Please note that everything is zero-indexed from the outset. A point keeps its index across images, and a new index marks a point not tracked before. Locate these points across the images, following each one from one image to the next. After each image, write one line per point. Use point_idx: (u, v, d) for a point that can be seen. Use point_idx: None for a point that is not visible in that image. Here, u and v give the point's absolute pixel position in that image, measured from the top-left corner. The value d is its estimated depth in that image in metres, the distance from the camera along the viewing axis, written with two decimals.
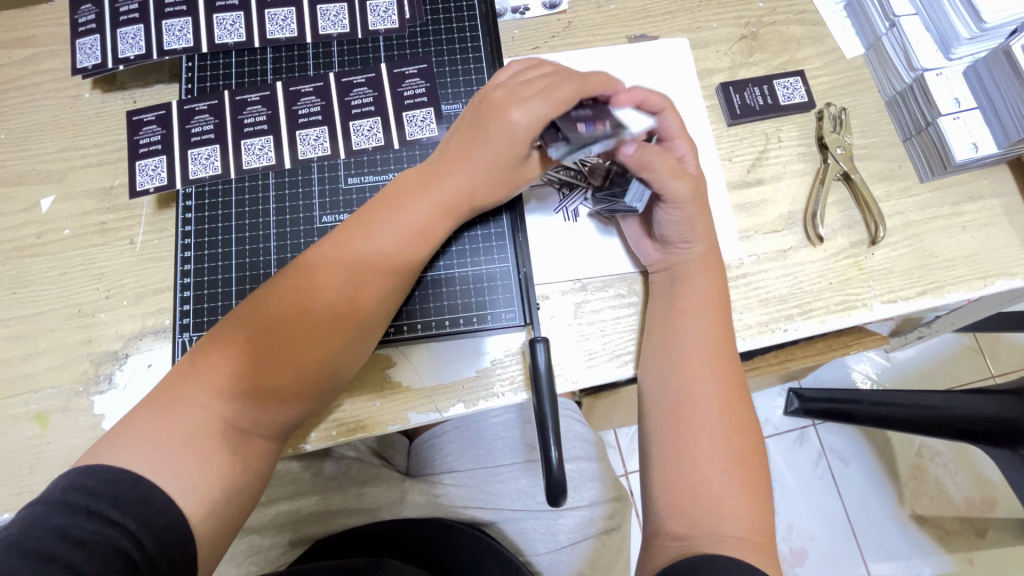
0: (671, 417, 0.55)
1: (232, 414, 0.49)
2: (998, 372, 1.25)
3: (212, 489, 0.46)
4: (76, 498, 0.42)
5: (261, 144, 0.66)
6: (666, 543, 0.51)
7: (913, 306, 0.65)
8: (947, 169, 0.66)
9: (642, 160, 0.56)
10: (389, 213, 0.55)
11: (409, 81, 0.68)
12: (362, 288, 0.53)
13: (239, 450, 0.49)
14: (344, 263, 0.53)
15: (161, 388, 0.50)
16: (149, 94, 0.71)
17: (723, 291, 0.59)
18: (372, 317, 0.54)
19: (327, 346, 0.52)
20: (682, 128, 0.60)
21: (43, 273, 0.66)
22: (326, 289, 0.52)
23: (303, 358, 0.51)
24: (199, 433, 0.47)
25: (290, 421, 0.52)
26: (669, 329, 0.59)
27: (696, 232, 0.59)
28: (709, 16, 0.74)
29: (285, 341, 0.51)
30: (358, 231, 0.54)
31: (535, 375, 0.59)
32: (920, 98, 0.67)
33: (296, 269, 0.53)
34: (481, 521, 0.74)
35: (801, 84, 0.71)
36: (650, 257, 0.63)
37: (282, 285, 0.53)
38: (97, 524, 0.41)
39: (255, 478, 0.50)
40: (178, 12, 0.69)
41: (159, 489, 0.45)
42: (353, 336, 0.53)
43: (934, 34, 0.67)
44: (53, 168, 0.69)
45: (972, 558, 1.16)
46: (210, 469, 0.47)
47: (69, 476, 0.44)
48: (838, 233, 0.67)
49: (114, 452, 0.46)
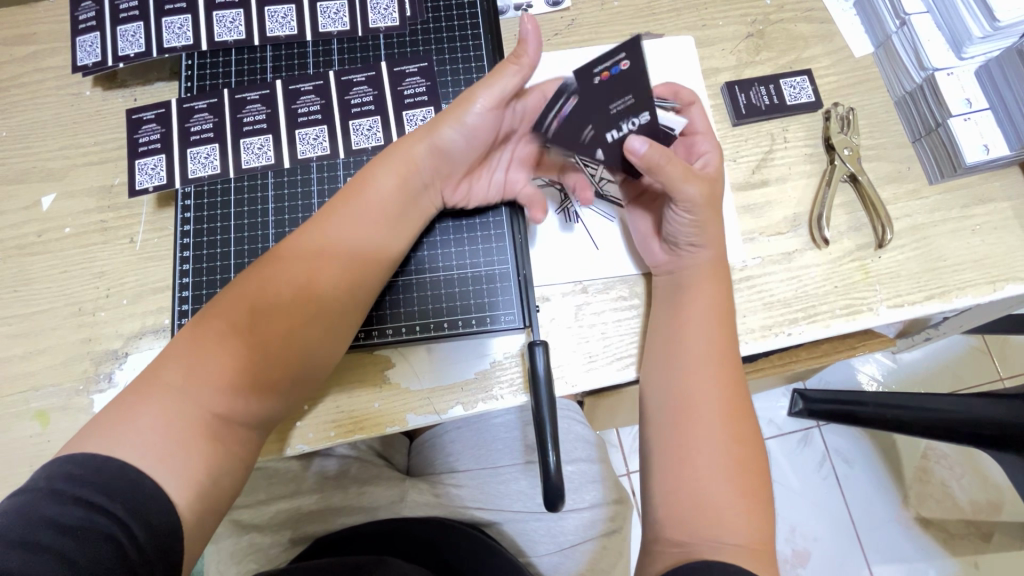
0: (670, 415, 0.54)
1: (213, 401, 0.48)
2: (1007, 374, 1.23)
3: (198, 475, 0.46)
4: (64, 486, 0.42)
5: (260, 143, 0.65)
6: (663, 549, 0.50)
7: (920, 311, 0.64)
8: (957, 172, 0.65)
9: (663, 155, 0.53)
10: (353, 188, 0.56)
11: (409, 80, 0.67)
12: (354, 275, 0.55)
13: (221, 437, 0.48)
14: (307, 239, 0.54)
15: (144, 375, 0.49)
16: (150, 92, 0.70)
17: (728, 294, 0.59)
18: (332, 295, 0.53)
19: (295, 327, 0.51)
20: (708, 128, 0.61)
21: (44, 271, 0.66)
22: (293, 263, 0.53)
23: (304, 345, 0.52)
24: (184, 418, 0.47)
25: (270, 412, 0.52)
26: (677, 333, 0.57)
27: (706, 235, 0.58)
28: (715, 14, 0.73)
29: (266, 321, 0.50)
30: (323, 215, 0.55)
31: (535, 378, 0.59)
32: (930, 99, 0.66)
33: (283, 261, 0.53)
34: (481, 521, 0.74)
35: (808, 84, 0.70)
36: (655, 258, 0.63)
37: (249, 270, 0.53)
38: (85, 511, 0.41)
39: (238, 466, 0.50)
40: (178, 9, 0.68)
41: (149, 476, 0.44)
42: (337, 323, 0.54)
43: (945, 32, 0.66)
44: (53, 166, 0.69)
45: (976, 562, 1.15)
46: (195, 457, 0.46)
47: (54, 465, 0.43)
48: (844, 235, 0.66)
49: (97, 441, 0.45)
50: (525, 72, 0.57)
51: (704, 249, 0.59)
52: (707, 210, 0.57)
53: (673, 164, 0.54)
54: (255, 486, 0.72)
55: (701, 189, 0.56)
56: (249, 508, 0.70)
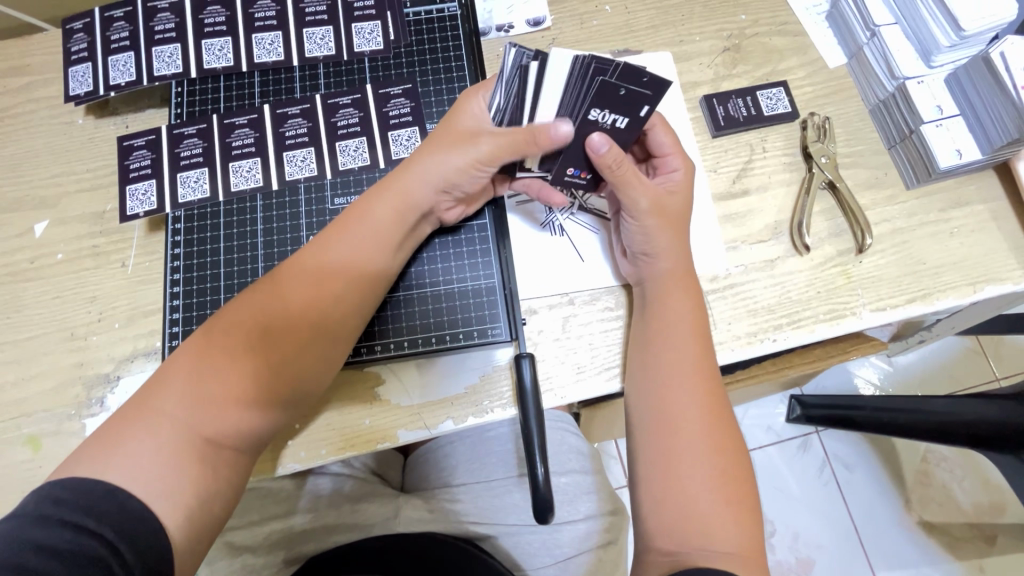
0: (653, 428, 0.54)
1: (201, 423, 0.48)
2: (1002, 375, 1.24)
3: (187, 496, 0.46)
4: (52, 510, 0.42)
5: (249, 166, 0.67)
6: (654, 559, 0.50)
7: (902, 313, 0.64)
8: (932, 177, 0.66)
9: (613, 163, 0.56)
10: (350, 217, 0.58)
11: (394, 101, 0.69)
12: (348, 301, 0.56)
13: (211, 460, 0.49)
14: (303, 264, 0.55)
15: (133, 400, 0.49)
16: (141, 119, 0.72)
17: (700, 306, 0.59)
18: (325, 323, 0.54)
19: (291, 351, 0.52)
20: (676, 143, 0.61)
21: (36, 297, 0.67)
22: (289, 289, 0.54)
23: (299, 370, 0.53)
24: (173, 441, 0.47)
25: (259, 434, 0.52)
26: (657, 345, 0.58)
27: (657, 246, 0.60)
28: (691, 29, 0.74)
29: (265, 345, 0.52)
30: (321, 238, 0.57)
31: (521, 390, 0.61)
32: (903, 107, 0.67)
33: (282, 283, 0.54)
34: (479, 536, 0.73)
35: (784, 95, 0.72)
36: (624, 270, 0.65)
37: (245, 293, 0.55)
38: (73, 533, 0.41)
39: (229, 488, 0.50)
40: (168, 39, 0.70)
41: (137, 498, 0.44)
42: (331, 347, 0.56)
43: (914, 42, 0.67)
44: (45, 194, 0.70)
45: (981, 565, 1.15)
46: (185, 480, 0.46)
47: (42, 489, 0.44)
48: (826, 241, 0.67)
49: (87, 465, 0.45)
50: (533, 149, 0.55)
51: (672, 259, 0.60)
52: (656, 219, 0.60)
53: (618, 174, 0.57)
54: (247, 507, 0.72)
55: (648, 198, 0.59)
56: (242, 529, 0.70)
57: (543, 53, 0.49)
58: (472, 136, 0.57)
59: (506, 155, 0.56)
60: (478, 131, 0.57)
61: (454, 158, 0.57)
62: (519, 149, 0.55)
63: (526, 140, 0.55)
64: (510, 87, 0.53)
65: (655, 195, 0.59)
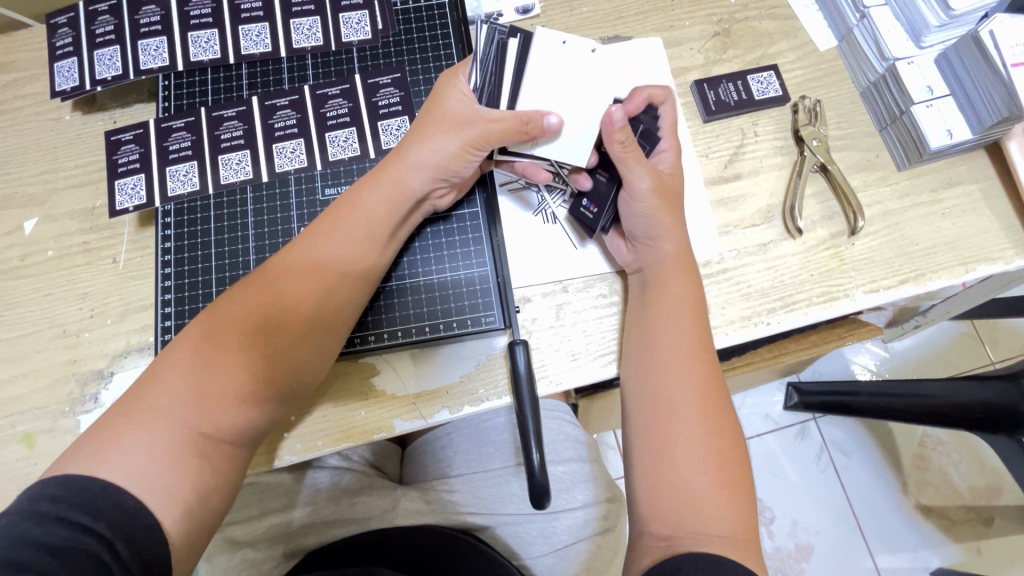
0: (652, 413, 0.54)
1: (197, 418, 0.48)
2: (997, 358, 1.24)
3: (183, 491, 0.46)
4: (47, 508, 0.42)
5: (238, 159, 0.66)
6: (649, 543, 0.50)
7: (895, 295, 0.65)
8: (923, 158, 0.66)
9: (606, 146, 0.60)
10: (343, 207, 0.58)
11: (384, 91, 0.68)
12: (345, 292, 0.56)
13: (207, 455, 0.48)
14: (297, 257, 0.55)
15: (127, 395, 0.49)
16: (129, 113, 0.71)
17: (699, 287, 0.60)
18: (322, 314, 0.55)
19: (288, 343, 0.53)
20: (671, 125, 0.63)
21: (27, 294, 0.66)
22: (284, 282, 0.53)
23: (297, 361, 0.54)
24: (169, 436, 0.47)
25: (254, 428, 0.52)
26: (653, 331, 0.58)
27: (666, 228, 0.60)
28: (681, 15, 0.74)
29: (262, 338, 0.51)
30: (316, 230, 0.57)
31: (517, 377, 0.61)
32: (893, 88, 0.67)
33: (277, 275, 0.54)
34: (474, 526, 0.73)
35: (774, 78, 0.71)
36: (625, 257, 0.64)
37: (239, 286, 0.54)
38: (68, 531, 0.41)
39: (226, 482, 0.50)
40: (154, 32, 0.69)
41: (132, 494, 0.44)
42: (328, 338, 0.56)
43: (903, 23, 0.67)
44: (34, 191, 0.69)
45: (979, 547, 1.15)
46: (180, 475, 0.46)
47: (37, 487, 0.43)
48: (818, 224, 0.67)
49: (80, 462, 0.45)
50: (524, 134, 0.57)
51: (667, 243, 0.60)
52: (657, 200, 0.60)
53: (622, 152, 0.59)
54: (245, 502, 0.71)
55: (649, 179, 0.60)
56: (240, 524, 0.70)
57: (519, 31, 0.59)
58: (463, 123, 0.58)
59: (498, 139, 0.57)
60: (468, 119, 0.58)
61: (445, 145, 0.58)
62: (510, 134, 0.56)
63: (516, 125, 0.56)
64: (487, 64, 0.59)
65: (656, 177, 0.60)
